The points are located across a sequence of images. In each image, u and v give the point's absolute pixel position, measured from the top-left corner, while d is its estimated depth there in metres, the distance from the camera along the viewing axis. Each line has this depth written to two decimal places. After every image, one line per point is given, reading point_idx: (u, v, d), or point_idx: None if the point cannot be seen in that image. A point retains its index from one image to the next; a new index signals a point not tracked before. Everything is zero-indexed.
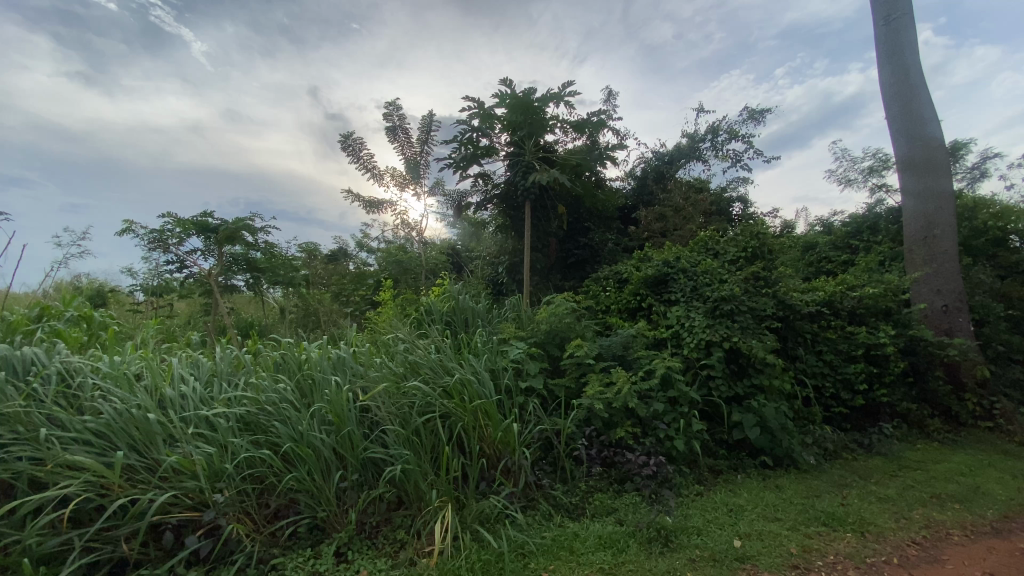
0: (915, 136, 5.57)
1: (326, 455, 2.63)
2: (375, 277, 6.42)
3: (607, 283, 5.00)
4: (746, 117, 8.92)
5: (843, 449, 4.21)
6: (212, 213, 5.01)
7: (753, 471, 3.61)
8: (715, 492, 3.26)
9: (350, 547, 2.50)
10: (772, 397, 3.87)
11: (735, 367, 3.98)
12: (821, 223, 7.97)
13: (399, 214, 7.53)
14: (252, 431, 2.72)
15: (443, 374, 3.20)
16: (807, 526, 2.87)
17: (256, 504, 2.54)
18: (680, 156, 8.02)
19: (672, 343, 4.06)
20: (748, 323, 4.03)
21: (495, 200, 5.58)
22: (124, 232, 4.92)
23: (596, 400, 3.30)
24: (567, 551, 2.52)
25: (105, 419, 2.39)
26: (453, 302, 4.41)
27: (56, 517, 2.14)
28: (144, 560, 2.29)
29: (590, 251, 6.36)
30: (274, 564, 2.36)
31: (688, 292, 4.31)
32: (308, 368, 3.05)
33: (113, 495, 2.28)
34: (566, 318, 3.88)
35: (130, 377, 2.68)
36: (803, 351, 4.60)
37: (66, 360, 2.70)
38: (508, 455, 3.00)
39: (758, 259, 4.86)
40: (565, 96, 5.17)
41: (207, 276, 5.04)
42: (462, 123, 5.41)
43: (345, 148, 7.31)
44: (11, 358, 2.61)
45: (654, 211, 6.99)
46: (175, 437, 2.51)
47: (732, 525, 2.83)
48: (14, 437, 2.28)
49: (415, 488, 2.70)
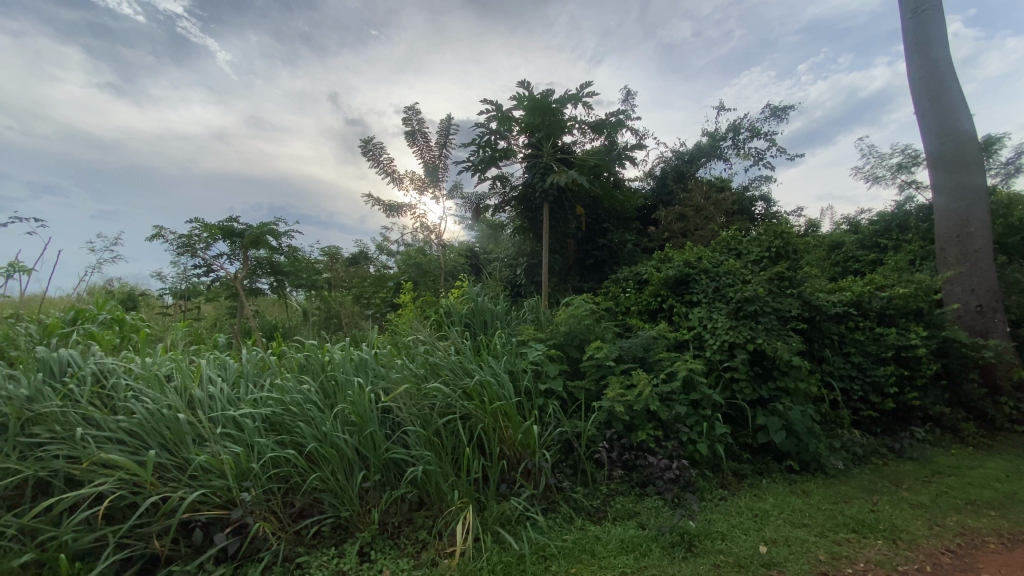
0: (947, 131, 5.40)
1: (349, 455, 2.67)
2: (395, 280, 6.49)
3: (626, 283, 4.96)
4: (768, 115, 8.76)
5: (873, 454, 4.09)
6: (238, 218, 5.13)
7: (778, 476, 3.53)
8: (739, 497, 3.20)
9: (373, 547, 2.52)
10: (798, 400, 3.79)
11: (759, 369, 3.90)
12: (847, 222, 7.78)
13: (419, 217, 7.60)
14: (278, 431, 2.77)
15: (462, 376, 3.22)
16: (836, 533, 2.79)
17: (281, 503, 2.58)
18: (700, 155, 7.92)
19: (693, 344, 4.00)
20: (772, 324, 3.95)
21: (513, 202, 5.58)
22: (154, 238, 5.07)
23: (617, 402, 3.26)
24: (588, 555, 2.50)
25: (137, 419, 2.47)
26: (472, 304, 4.44)
27: (90, 514, 2.20)
28: (175, 556, 2.34)
29: (610, 252, 6.30)
30: (299, 563, 2.40)
31: (710, 293, 4.25)
32: (331, 369, 3.11)
33: (145, 492, 2.34)
34: (585, 319, 3.85)
35: (161, 378, 2.77)
36: (830, 352, 4.49)
37: (100, 362, 2.80)
38: (529, 457, 3.00)
39: (783, 259, 4.76)
40: (584, 97, 5.15)
41: (233, 279, 5.17)
42: (480, 126, 5.42)
43: (365, 153, 7.42)
44: (49, 359, 2.71)
45: (674, 211, 6.91)
46: (204, 437, 2.57)
47: (758, 530, 2.77)
48: (51, 436, 2.36)
49: (436, 489, 2.72)
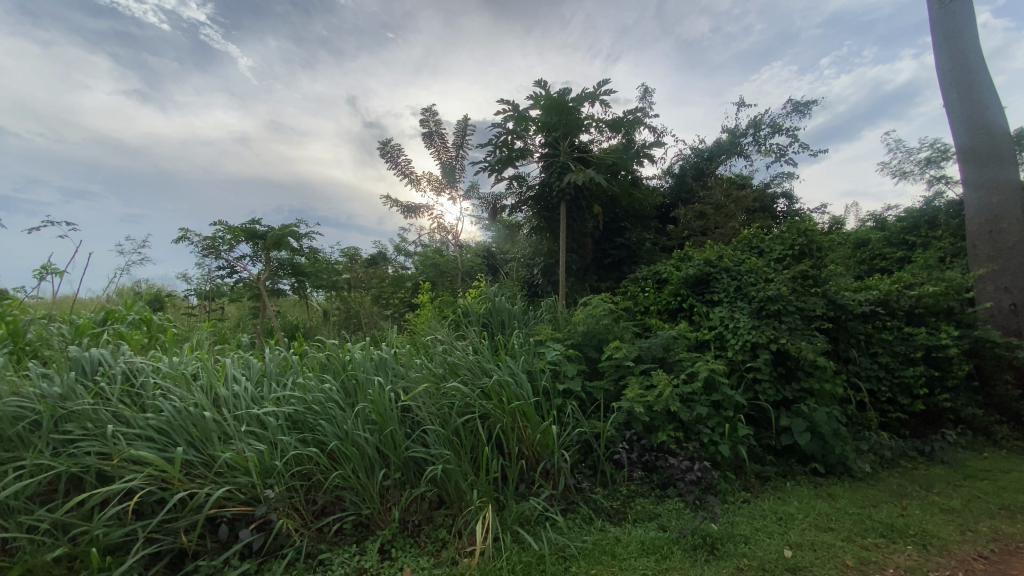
0: (978, 124, 5.22)
1: (369, 453, 2.70)
2: (412, 280, 6.54)
3: (645, 283, 4.90)
4: (790, 110, 8.59)
5: (902, 457, 3.98)
6: (260, 221, 5.23)
7: (803, 479, 3.46)
8: (763, 499, 3.14)
9: (394, 544, 2.54)
10: (823, 401, 3.70)
11: (782, 369, 3.82)
12: (873, 219, 7.59)
13: (436, 218, 7.65)
14: (300, 429, 2.81)
15: (481, 376, 3.23)
16: (864, 537, 2.72)
17: (304, 500, 2.63)
18: (720, 153, 7.81)
19: (715, 344, 3.94)
20: (797, 324, 3.86)
21: (530, 202, 5.58)
22: (180, 240, 5.20)
23: (636, 403, 3.23)
24: (608, 556, 2.48)
25: (165, 417, 2.53)
26: (490, 304, 4.45)
27: (120, 509, 2.25)
28: (201, 551, 2.39)
29: (628, 251, 6.23)
30: (322, 559, 2.43)
31: (731, 292, 4.18)
32: (352, 368, 3.14)
33: (173, 489, 2.39)
34: (603, 319, 3.82)
35: (187, 376, 2.84)
36: (856, 353, 4.37)
37: (130, 361, 2.88)
38: (547, 457, 2.99)
39: (807, 257, 4.66)
40: (601, 95, 5.12)
41: (256, 280, 5.27)
42: (496, 126, 5.42)
43: (383, 155, 7.50)
44: (81, 359, 2.80)
45: (694, 209, 6.82)
46: (229, 434, 2.62)
47: (783, 534, 2.71)
48: (84, 433, 2.44)
49: (456, 489, 2.73)
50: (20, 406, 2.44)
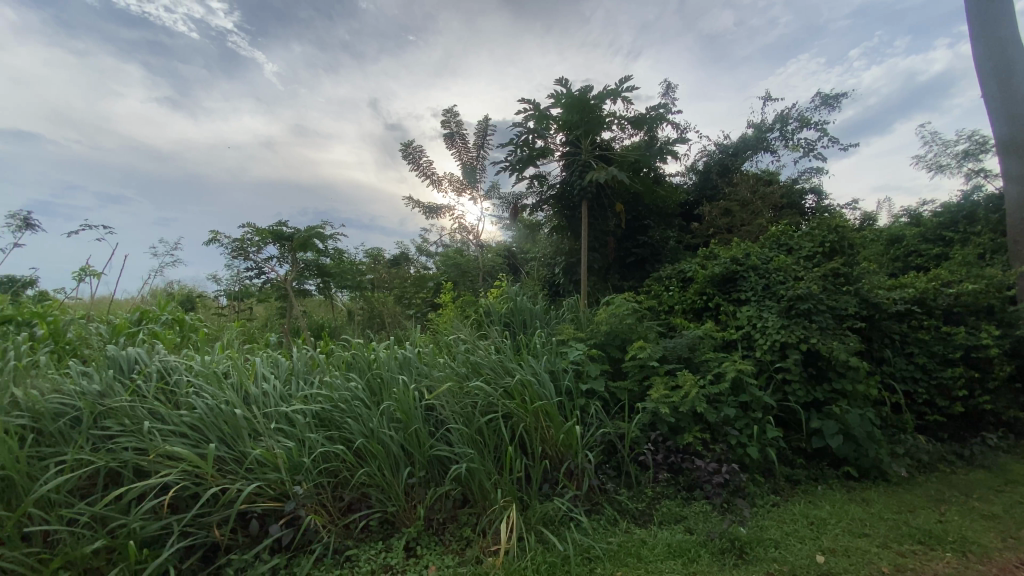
0: (1019, 114, 4.98)
1: (395, 451, 2.73)
2: (434, 280, 6.55)
3: (669, 281, 4.82)
4: (818, 103, 8.36)
5: (940, 461, 3.83)
6: (287, 222, 5.34)
7: (836, 483, 3.36)
8: (793, 503, 3.06)
9: (419, 542, 2.56)
10: (855, 403, 3.58)
11: (813, 370, 3.71)
12: (907, 214, 7.33)
13: (457, 218, 7.70)
14: (327, 427, 2.86)
15: (503, 375, 3.23)
16: (900, 543, 2.63)
17: (331, 497, 2.67)
18: (746, 148, 7.65)
19: (742, 344, 3.85)
20: (828, 323, 3.74)
21: (551, 201, 5.56)
22: (210, 242, 5.35)
23: (661, 403, 3.18)
24: (634, 558, 2.45)
25: (198, 414, 2.61)
26: (512, 304, 4.45)
27: (156, 503, 2.32)
28: (234, 545, 2.45)
29: (651, 249, 6.14)
30: (349, 555, 2.47)
31: (759, 291, 4.08)
32: (377, 368, 3.18)
33: (206, 484, 2.45)
34: (626, 318, 3.77)
35: (218, 374, 2.92)
36: (891, 353, 4.22)
37: (164, 360, 2.98)
38: (571, 457, 2.97)
39: (838, 254, 4.52)
40: (623, 92, 5.06)
41: (283, 281, 5.39)
42: (517, 125, 5.41)
43: (406, 156, 7.58)
44: (119, 357, 2.91)
45: (719, 206, 6.69)
46: (259, 432, 2.68)
47: (814, 539, 2.64)
48: (122, 429, 2.52)
49: (479, 488, 2.73)
50: (62, 403, 2.54)
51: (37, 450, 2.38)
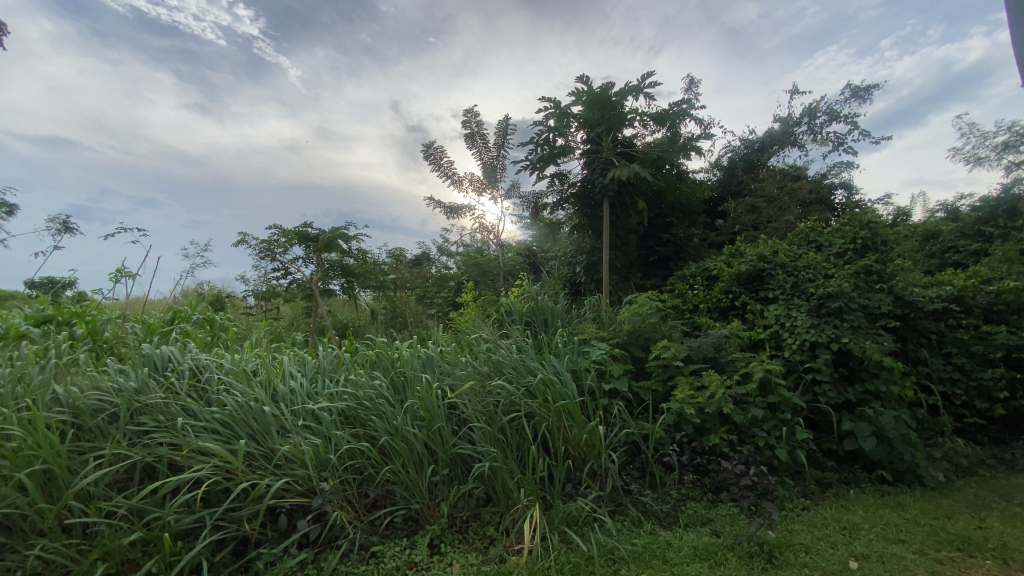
0: None
1: (418, 449, 2.75)
2: (456, 280, 6.69)
3: (693, 280, 4.74)
4: (848, 96, 8.10)
5: (979, 465, 3.68)
6: (312, 223, 5.45)
7: (869, 487, 3.25)
8: (825, 507, 2.98)
9: (443, 540, 2.58)
10: (889, 405, 3.47)
11: (845, 370, 3.60)
12: (944, 208, 7.05)
13: (478, 218, 7.72)
14: (353, 425, 2.91)
15: (526, 374, 3.23)
16: (937, 550, 2.53)
17: (357, 493, 2.70)
18: (772, 143, 7.46)
19: (770, 344, 3.77)
20: (860, 322, 3.62)
21: (572, 200, 5.53)
22: (239, 243, 5.49)
23: (686, 403, 3.13)
24: (660, 560, 2.42)
25: (229, 411, 2.68)
26: (533, 303, 4.44)
27: (190, 497, 2.38)
28: (263, 539, 2.51)
29: (674, 247, 6.05)
30: (374, 551, 2.50)
31: (788, 289, 3.99)
32: (400, 366, 3.22)
33: (237, 479, 2.51)
34: (650, 317, 3.72)
35: (248, 372, 2.99)
36: (927, 353, 4.07)
37: (196, 358, 3.07)
38: (594, 457, 2.95)
39: (870, 251, 4.38)
40: (645, 88, 4.99)
41: (309, 281, 5.50)
42: (538, 124, 5.39)
43: (427, 157, 7.64)
44: (153, 355, 3.01)
45: (745, 203, 6.56)
46: (287, 428, 2.74)
47: (847, 544, 2.56)
48: (157, 425, 2.60)
49: (503, 486, 2.74)
50: (100, 400, 2.64)
51: (77, 444, 2.48)
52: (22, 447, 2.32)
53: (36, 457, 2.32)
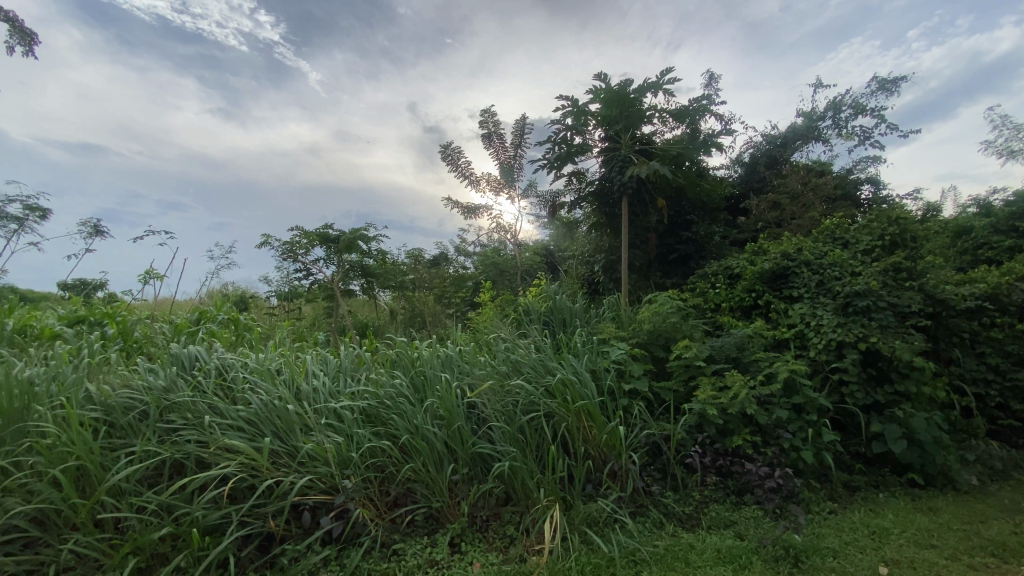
0: None
1: (438, 448, 2.77)
2: (473, 280, 6.75)
3: (715, 279, 4.67)
4: (874, 88, 7.88)
5: (1016, 469, 3.55)
6: (333, 225, 5.53)
7: (899, 491, 3.16)
8: (853, 511, 2.90)
9: (463, 539, 2.59)
10: (920, 406, 3.37)
11: (873, 371, 3.51)
12: (976, 203, 6.81)
13: (495, 218, 7.74)
14: (374, 423, 2.95)
15: (544, 374, 3.22)
16: (971, 556, 2.45)
17: (378, 491, 2.73)
18: (795, 138, 7.30)
19: (795, 344, 3.69)
20: (889, 321, 3.51)
21: (590, 198, 5.50)
22: (262, 245, 5.60)
23: (708, 404, 3.08)
24: (682, 563, 2.38)
25: (254, 409, 2.74)
26: (551, 303, 4.42)
27: (216, 493, 2.43)
28: (288, 535, 2.55)
29: (695, 245, 5.96)
30: (396, 549, 2.51)
31: (813, 287, 3.90)
32: (420, 366, 3.25)
33: (262, 476, 2.56)
34: (670, 317, 3.67)
35: (272, 371, 3.05)
36: (960, 353, 3.93)
37: (222, 358, 3.14)
38: (615, 458, 2.92)
39: (899, 248, 4.25)
40: (664, 84, 4.93)
41: (330, 282, 5.59)
42: (555, 123, 5.37)
43: (445, 158, 7.68)
44: (181, 355, 3.09)
45: (767, 199, 6.43)
46: (310, 426, 2.79)
47: (876, 549, 2.49)
48: (185, 423, 2.67)
49: (523, 486, 2.74)
50: (131, 398, 2.72)
51: (109, 441, 2.55)
52: (57, 443, 2.40)
53: (70, 454, 2.40)
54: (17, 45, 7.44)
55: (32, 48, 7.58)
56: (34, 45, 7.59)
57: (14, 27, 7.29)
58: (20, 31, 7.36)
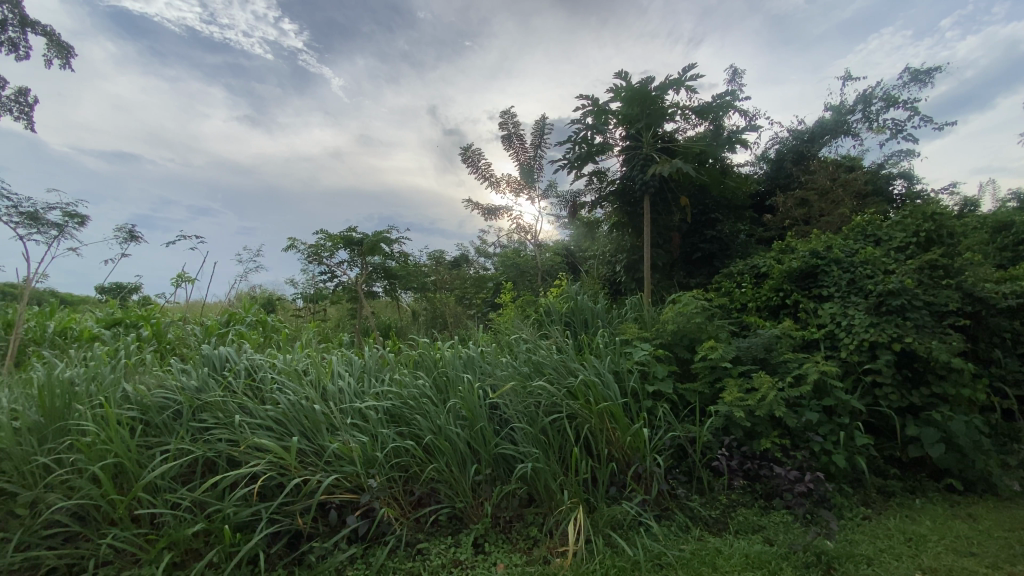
0: None
1: (461, 449, 2.79)
2: (494, 280, 6.91)
3: (741, 278, 4.57)
4: (907, 80, 7.61)
5: None
6: (357, 228, 5.62)
7: (937, 497, 3.04)
8: (887, 517, 2.81)
9: (487, 539, 2.59)
10: (959, 409, 3.24)
11: (908, 372, 3.39)
12: (1018, 196, 6.52)
13: (515, 219, 7.74)
14: (398, 423, 2.98)
15: (567, 375, 3.21)
16: (1014, 565, 2.34)
17: (402, 491, 2.76)
18: (823, 133, 7.11)
19: (825, 344, 3.59)
20: (925, 321, 3.38)
21: (611, 198, 5.46)
22: (289, 248, 5.73)
23: (736, 407, 3.01)
24: (709, 567, 2.34)
25: (283, 409, 2.80)
26: (572, 303, 4.40)
27: (247, 491, 2.49)
28: (315, 533, 2.59)
29: (719, 244, 5.86)
30: (420, 548, 2.53)
31: (844, 286, 3.79)
32: (442, 366, 3.27)
33: (290, 474, 2.61)
34: (695, 317, 3.60)
35: (299, 372, 3.11)
36: (1001, 354, 3.77)
37: (251, 359, 3.22)
38: (639, 461, 2.89)
39: (935, 245, 4.11)
40: (687, 81, 4.86)
41: (354, 283, 5.67)
42: (576, 122, 5.34)
43: (465, 160, 7.73)
44: (212, 356, 3.18)
45: (794, 196, 6.28)
46: (336, 426, 2.84)
47: (914, 557, 2.40)
48: (216, 422, 2.74)
49: (546, 488, 2.74)
50: (165, 398, 2.81)
51: (145, 439, 2.64)
52: (97, 441, 2.50)
53: (108, 452, 2.49)
54: (55, 58, 7.77)
55: (68, 61, 7.91)
56: (71, 58, 7.93)
57: (52, 41, 7.63)
58: (58, 44, 7.70)
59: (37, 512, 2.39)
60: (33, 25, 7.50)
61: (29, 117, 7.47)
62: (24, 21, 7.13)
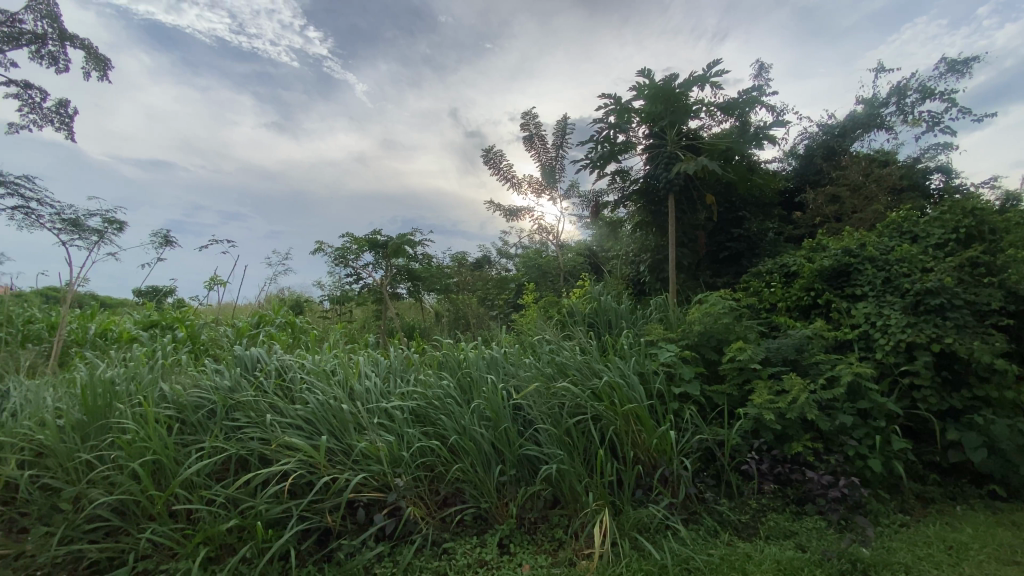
0: None
1: (486, 449, 2.80)
2: (516, 281, 6.92)
3: (770, 278, 4.47)
4: (945, 70, 7.32)
5: None
6: (381, 231, 5.70)
7: (979, 504, 2.92)
8: (927, 524, 2.70)
9: (512, 540, 2.60)
10: (1003, 413, 3.10)
11: (948, 374, 3.26)
12: None
13: (537, 220, 7.73)
14: (423, 422, 3.02)
15: (591, 376, 3.19)
16: None
17: (428, 490, 2.79)
18: (855, 127, 6.89)
19: (859, 345, 3.48)
20: (966, 320, 3.25)
21: (634, 197, 5.40)
22: (316, 251, 5.85)
23: (765, 409, 2.94)
24: (738, 572, 2.29)
25: (312, 408, 2.87)
26: (596, 303, 4.38)
27: (278, 489, 2.56)
28: (344, 531, 2.64)
29: (747, 243, 5.74)
30: (446, 547, 2.55)
31: (878, 284, 3.67)
32: (466, 367, 3.29)
33: (319, 473, 2.67)
34: (722, 317, 3.54)
35: (327, 372, 3.18)
36: None
37: (281, 359, 3.30)
38: (665, 464, 2.86)
39: (976, 241, 3.96)
40: (711, 77, 4.78)
41: (379, 285, 5.76)
42: (598, 122, 5.30)
43: (488, 161, 7.76)
44: (244, 357, 3.27)
45: (825, 193, 6.10)
46: (363, 426, 2.89)
47: (956, 566, 2.30)
48: (248, 421, 2.82)
49: (571, 489, 2.73)
50: (200, 397, 2.91)
51: (181, 437, 2.73)
52: (136, 439, 2.60)
53: (147, 449, 2.59)
54: (93, 70, 8.11)
55: (106, 73, 8.25)
56: (108, 70, 8.27)
57: (90, 54, 7.97)
58: (95, 57, 8.04)
59: (81, 506, 2.50)
60: (72, 39, 7.85)
61: (69, 128, 7.81)
62: (63, 35, 7.47)
